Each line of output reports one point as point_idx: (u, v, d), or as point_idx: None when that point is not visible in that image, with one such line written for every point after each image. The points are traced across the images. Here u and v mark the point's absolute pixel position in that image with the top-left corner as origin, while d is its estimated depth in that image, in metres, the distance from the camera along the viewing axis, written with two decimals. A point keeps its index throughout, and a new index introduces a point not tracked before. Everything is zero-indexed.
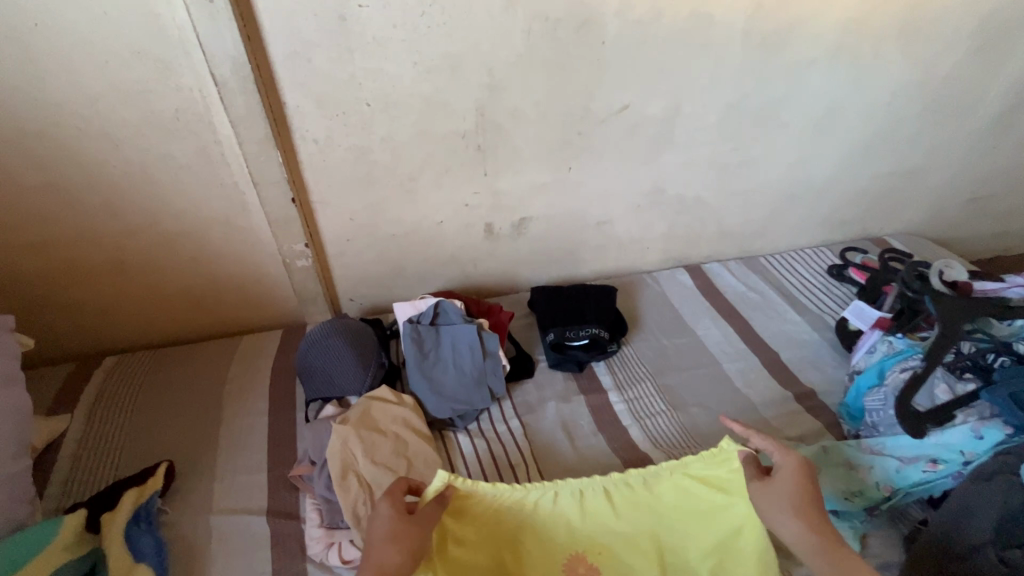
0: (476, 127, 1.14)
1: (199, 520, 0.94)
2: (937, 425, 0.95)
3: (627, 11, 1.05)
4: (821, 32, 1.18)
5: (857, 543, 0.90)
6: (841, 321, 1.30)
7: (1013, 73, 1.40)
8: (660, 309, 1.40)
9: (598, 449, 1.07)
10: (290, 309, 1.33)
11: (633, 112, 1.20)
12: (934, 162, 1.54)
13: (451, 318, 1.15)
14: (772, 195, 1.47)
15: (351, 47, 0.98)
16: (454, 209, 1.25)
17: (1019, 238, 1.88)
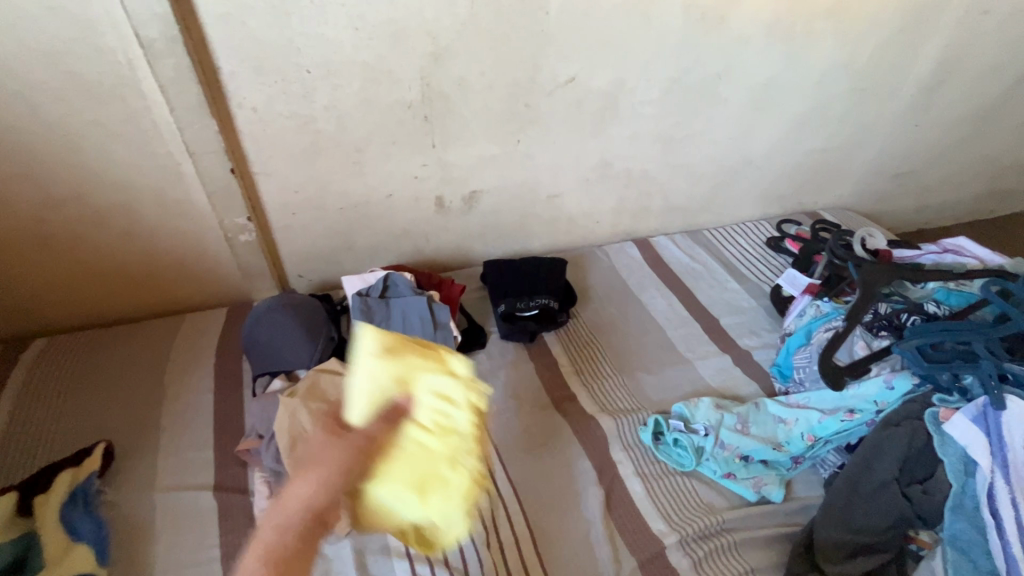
0: (422, 97, 1.13)
1: (142, 498, 0.92)
2: (854, 377, 1.03)
3: None
4: (757, 8, 1.23)
5: (782, 489, 0.97)
6: (775, 289, 1.38)
7: (933, 53, 1.49)
8: (608, 281, 1.45)
9: (546, 413, 1.10)
10: (235, 287, 1.29)
11: (578, 85, 1.22)
12: (862, 139, 1.63)
13: (401, 291, 1.14)
14: (715, 169, 1.52)
15: (287, 10, 0.95)
16: (402, 182, 1.25)
17: (937, 211, 2.02)
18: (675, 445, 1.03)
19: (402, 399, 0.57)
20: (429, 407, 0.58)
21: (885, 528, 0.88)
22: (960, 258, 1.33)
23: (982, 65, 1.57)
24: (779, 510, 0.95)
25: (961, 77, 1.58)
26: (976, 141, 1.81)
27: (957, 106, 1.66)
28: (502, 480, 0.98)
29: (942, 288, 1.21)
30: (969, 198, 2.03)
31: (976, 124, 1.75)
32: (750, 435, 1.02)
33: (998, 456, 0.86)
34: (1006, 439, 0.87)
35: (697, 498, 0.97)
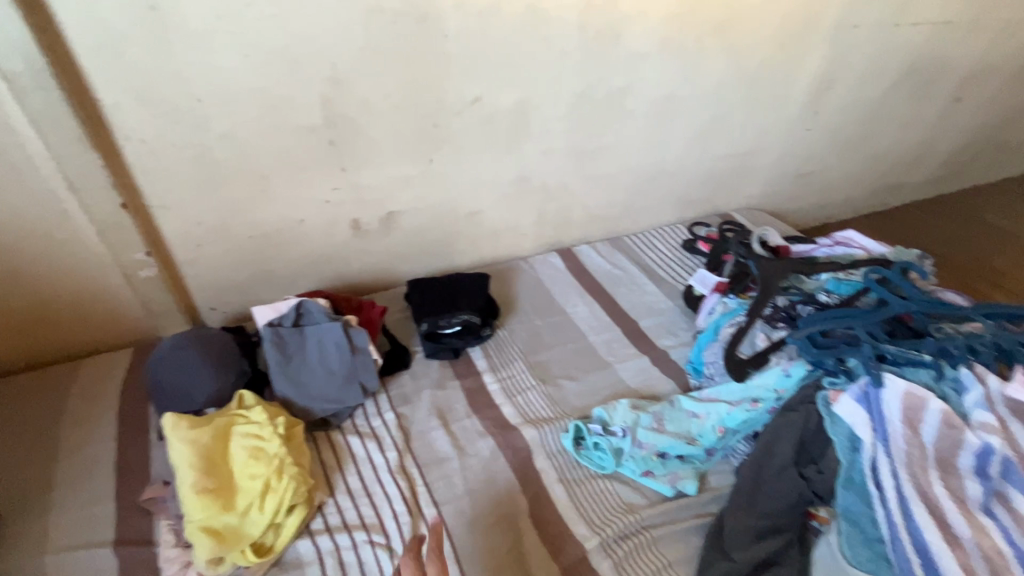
0: (326, 122, 1.12)
1: (31, 562, 0.85)
2: (755, 367, 1.12)
3: (464, 4, 1.09)
4: (649, 27, 1.30)
5: (696, 481, 1.01)
6: (688, 289, 1.45)
7: (813, 64, 1.62)
8: (533, 292, 1.48)
9: (471, 429, 1.10)
10: (140, 326, 1.23)
11: (485, 104, 1.25)
12: (761, 144, 1.75)
13: (315, 318, 1.12)
14: (628, 178, 1.59)
15: (170, 40, 0.92)
16: (315, 207, 1.23)
17: (837, 206, 2.19)
18: (596, 449, 1.06)
19: (211, 446, 0.90)
20: (248, 436, 0.93)
21: (787, 509, 0.94)
22: (849, 249, 1.44)
23: (858, 73, 1.73)
24: (694, 502, 1.00)
25: (841, 85, 1.74)
26: (863, 141, 1.98)
27: (841, 111, 1.82)
28: (425, 501, 0.98)
29: (833, 278, 1.30)
30: (863, 193, 2.21)
31: (860, 126, 1.91)
32: (665, 432, 1.06)
33: (879, 436, 0.93)
34: (886, 413, 0.95)
35: (618, 499, 1.00)
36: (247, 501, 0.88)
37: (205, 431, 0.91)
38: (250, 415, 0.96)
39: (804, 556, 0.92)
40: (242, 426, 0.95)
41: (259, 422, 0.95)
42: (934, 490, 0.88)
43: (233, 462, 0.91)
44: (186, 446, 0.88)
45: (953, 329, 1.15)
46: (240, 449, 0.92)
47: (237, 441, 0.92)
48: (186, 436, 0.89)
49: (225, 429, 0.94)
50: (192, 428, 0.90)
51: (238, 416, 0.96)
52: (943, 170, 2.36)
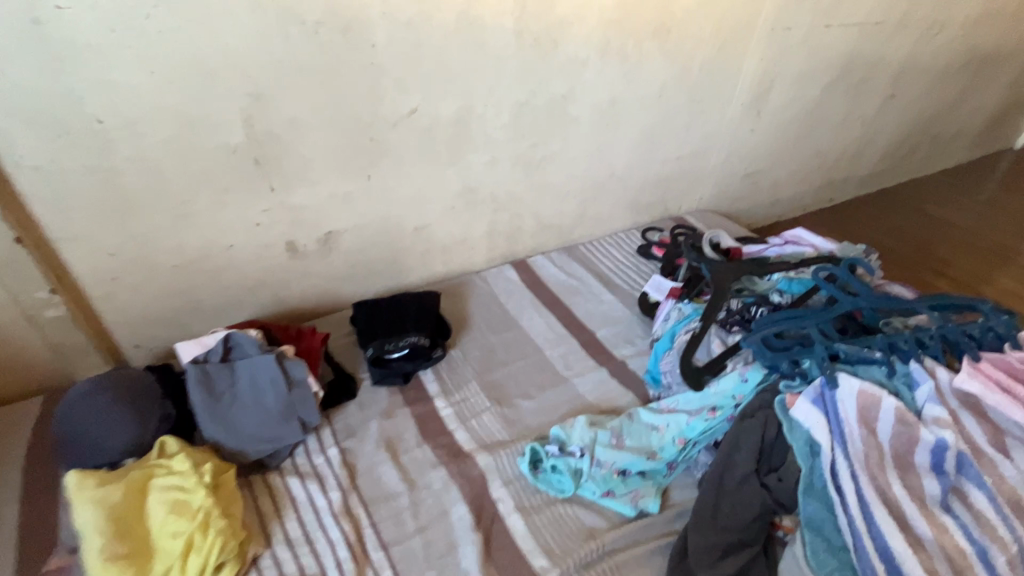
0: (249, 140, 1.04)
1: None
2: (713, 375, 1.08)
3: (392, 12, 1.03)
4: (587, 32, 1.28)
5: (658, 498, 0.98)
6: (643, 296, 1.42)
7: (753, 67, 1.64)
8: (487, 307, 1.42)
9: (422, 460, 1.04)
10: (52, 370, 1.11)
11: (423, 116, 1.19)
12: (709, 146, 1.76)
13: (247, 351, 1.04)
14: (579, 185, 1.56)
15: (60, 56, 0.84)
16: (243, 231, 1.14)
17: (787, 204, 2.22)
18: (554, 471, 1.01)
19: (124, 504, 0.81)
20: (168, 490, 0.84)
21: (750, 521, 0.91)
22: (799, 247, 1.45)
23: (797, 73, 1.76)
24: (658, 520, 0.96)
25: (782, 86, 1.76)
26: (806, 140, 2.02)
27: (783, 112, 1.85)
28: (372, 544, 0.91)
29: (785, 277, 1.29)
30: (811, 190, 2.26)
31: (803, 125, 1.95)
32: (625, 448, 1.03)
33: (836, 439, 0.91)
34: (842, 413, 0.93)
35: (579, 523, 0.95)
36: (166, 564, 0.79)
37: (117, 489, 0.81)
38: (172, 465, 0.87)
39: (771, 567, 0.92)
40: (162, 478, 0.85)
41: (182, 473, 0.85)
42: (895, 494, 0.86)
43: (152, 520, 0.82)
44: (94, 508, 0.79)
45: (902, 323, 1.15)
46: (159, 505, 0.83)
47: (155, 497, 0.83)
48: (95, 497, 0.80)
49: (142, 482, 0.84)
50: (101, 487, 0.81)
51: (159, 466, 0.87)
52: (883, 164, 2.44)
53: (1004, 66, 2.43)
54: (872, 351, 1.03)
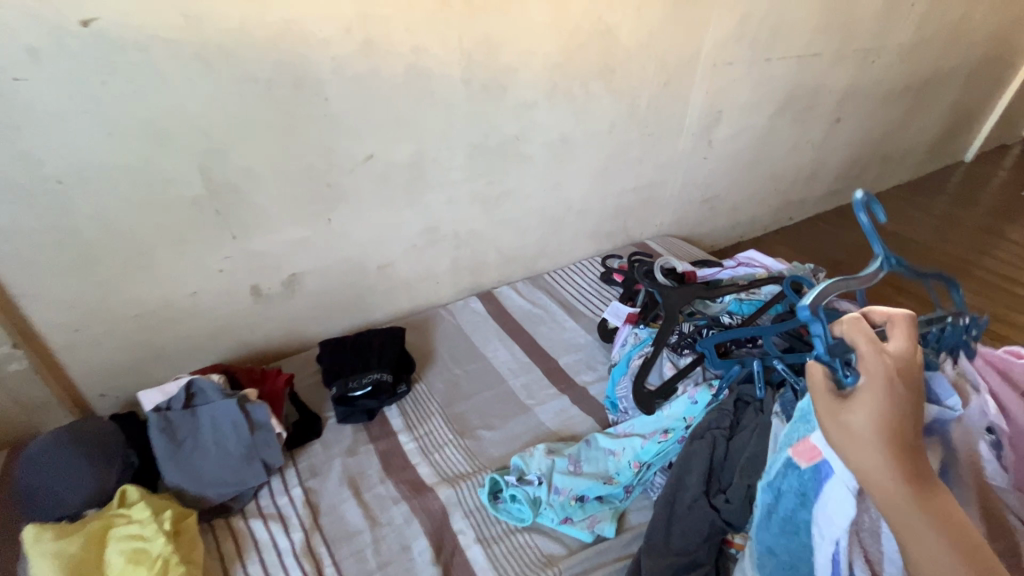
0: (209, 192, 1.09)
1: None
2: (664, 399, 1.12)
3: (343, 67, 1.10)
4: (534, 77, 1.35)
5: (615, 523, 1.01)
6: (603, 322, 1.48)
7: (699, 100, 1.74)
8: (452, 340, 1.46)
9: (385, 496, 1.06)
10: (14, 425, 1.12)
11: (379, 161, 1.25)
12: (664, 174, 1.84)
13: (208, 396, 1.06)
14: (539, 217, 1.62)
15: (19, 124, 0.88)
16: (206, 278, 1.18)
17: (747, 224, 2.31)
18: (514, 501, 1.04)
19: (82, 556, 0.83)
20: (128, 539, 0.86)
21: (702, 542, 0.93)
22: (750, 269, 1.51)
23: (742, 104, 1.86)
24: (614, 545, 0.99)
25: (729, 115, 1.86)
26: (759, 165, 2.12)
27: (734, 139, 1.94)
28: None
29: (735, 299, 1.37)
30: (769, 211, 2.36)
31: (753, 151, 2.05)
32: (583, 474, 1.06)
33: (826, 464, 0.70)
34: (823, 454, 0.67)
35: (538, 551, 0.98)
36: None
37: (75, 540, 0.83)
38: (132, 513, 0.89)
39: None
40: (121, 528, 0.87)
41: (142, 521, 0.87)
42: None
43: (110, 570, 0.84)
44: (51, 559, 0.80)
45: None
46: (118, 554, 0.84)
47: (114, 547, 0.85)
48: (51, 548, 0.81)
49: (101, 533, 0.86)
50: (58, 539, 0.83)
51: (119, 516, 0.89)
52: (837, 183, 2.56)
53: (943, 88, 2.57)
54: None
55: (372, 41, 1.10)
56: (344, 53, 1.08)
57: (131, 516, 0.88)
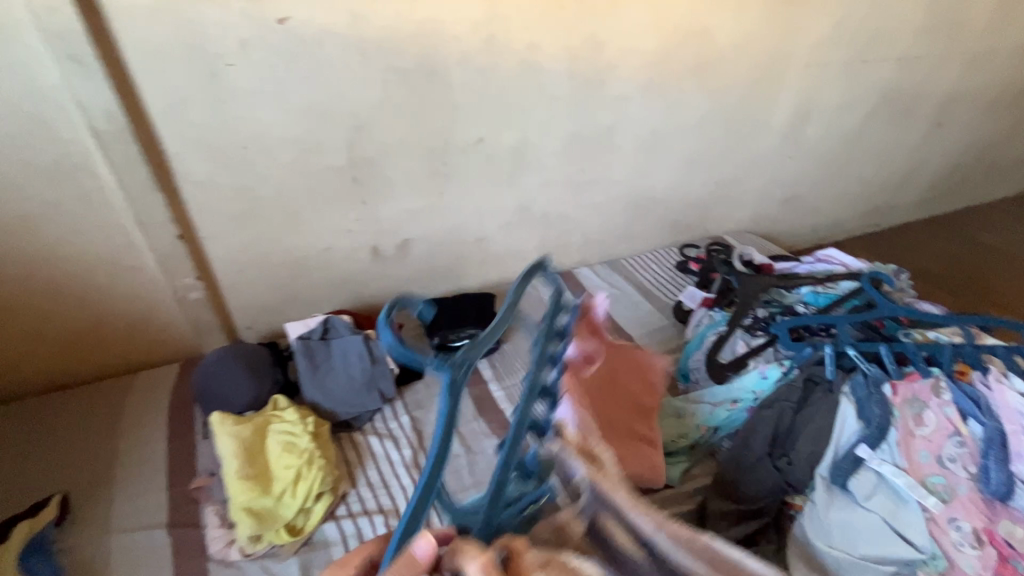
0: (350, 162, 1.30)
1: (100, 541, 0.99)
2: (735, 371, 1.25)
3: (468, 60, 1.27)
4: (632, 73, 1.47)
5: (681, 474, 1.12)
6: (678, 304, 1.57)
7: (788, 100, 1.78)
8: (535, 309, 1.61)
9: (478, 431, 1.23)
10: (186, 344, 1.39)
11: (488, 144, 1.42)
12: (746, 171, 1.89)
13: (340, 332, 1.28)
14: (622, 205, 1.74)
15: (225, 99, 1.11)
16: (339, 236, 1.39)
17: (828, 227, 2.29)
18: None
19: (250, 441, 1.04)
20: (283, 434, 1.07)
21: (761, 496, 1.04)
22: (829, 265, 1.56)
23: (833, 105, 1.88)
24: (679, 493, 1.10)
25: (818, 116, 1.88)
26: (846, 167, 2.11)
27: (821, 140, 1.96)
28: None
29: (812, 291, 1.43)
30: (853, 215, 2.32)
31: (842, 153, 2.05)
32: None
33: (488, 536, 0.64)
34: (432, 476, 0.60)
35: None
36: (282, 488, 1.01)
37: (246, 428, 1.05)
38: (284, 415, 1.10)
39: (780, 537, 1.03)
40: (276, 425, 1.08)
41: (293, 421, 1.09)
42: (893, 463, 1.01)
43: (269, 455, 1.05)
44: (230, 439, 1.03)
45: (921, 333, 1.27)
46: (276, 444, 1.05)
47: (273, 438, 1.06)
48: (229, 432, 1.03)
49: (262, 427, 1.08)
50: (233, 426, 1.05)
51: (274, 416, 1.10)
52: (931, 192, 2.47)
53: None
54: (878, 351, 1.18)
55: (495, 38, 1.27)
56: (471, 48, 1.26)
57: (284, 416, 1.10)
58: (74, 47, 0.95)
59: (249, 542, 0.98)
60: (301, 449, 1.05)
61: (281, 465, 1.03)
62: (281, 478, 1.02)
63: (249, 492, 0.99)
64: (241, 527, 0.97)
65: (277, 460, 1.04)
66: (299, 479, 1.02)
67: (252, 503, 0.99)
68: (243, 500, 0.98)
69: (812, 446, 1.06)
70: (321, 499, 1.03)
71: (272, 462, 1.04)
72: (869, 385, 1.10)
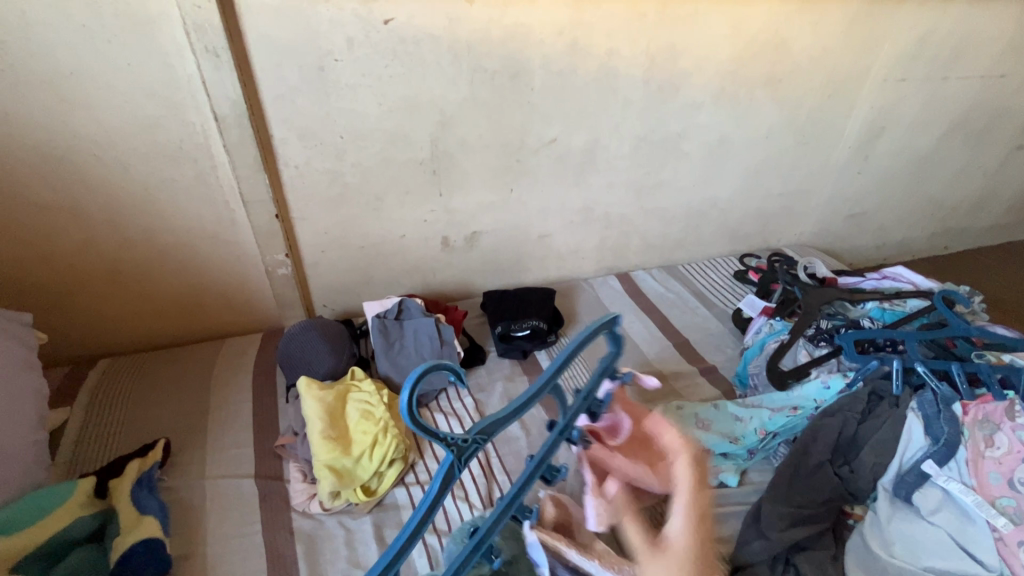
0: (432, 155, 1.38)
1: (196, 484, 1.09)
2: (797, 380, 1.28)
3: (550, 64, 1.33)
4: (705, 81, 1.50)
5: (737, 475, 1.14)
6: (736, 312, 1.58)
7: (861, 114, 1.76)
8: (592, 307, 1.65)
9: (537, 417, 1.27)
10: (268, 315, 1.50)
11: (560, 144, 1.48)
12: (812, 184, 1.88)
13: (412, 314, 1.37)
14: (684, 211, 1.76)
15: (328, 91, 1.21)
16: (414, 224, 1.48)
17: (893, 247, 2.24)
18: None
19: (332, 407, 1.14)
20: (361, 402, 1.16)
21: (821, 502, 1.04)
22: (897, 283, 1.54)
23: (908, 121, 1.84)
24: (735, 492, 1.12)
25: (892, 132, 1.85)
26: (918, 185, 2.06)
27: (893, 156, 1.92)
28: (498, 469, 1.16)
29: (878, 306, 1.44)
30: (921, 236, 2.25)
31: (913, 170, 2.00)
32: (711, 431, 1.20)
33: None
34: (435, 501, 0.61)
35: None
36: (361, 450, 1.09)
37: (329, 395, 1.15)
38: (361, 387, 1.20)
39: (837, 545, 1.01)
40: (355, 395, 1.18)
41: (371, 391, 1.18)
42: (960, 481, 1.00)
43: (349, 420, 1.14)
44: (316, 401, 1.12)
45: (996, 356, 1.24)
46: (355, 411, 1.15)
47: (352, 406, 1.16)
48: (314, 396, 1.13)
49: (342, 395, 1.17)
50: (318, 392, 1.15)
51: (352, 387, 1.20)
52: (1008, 216, 2.37)
53: None
54: (949, 369, 1.19)
55: (577, 43, 1.32)
56: (554, 51, 1.32)
57: (362, 388, 1.19)
58: (209, 40, 1.07)
59: (329, 497, 1.05)
60: (378, 418, 1.14)
61: (360, 430, 1.12)
62: (360, 442, 1.11)
63: (332, 451, 1.07)
64: (323, 482, 1.05)
65: (356, 426, 1.13)
66: (376, 443, 1.10)
67: (334, 462, 1.07)
68: (326, 458, 1.06)
69: (875, 457, 1.07)
70: (394, 464, 1.11)
71: (352, 427, 1.13)
72: (937, 402, 1.10)
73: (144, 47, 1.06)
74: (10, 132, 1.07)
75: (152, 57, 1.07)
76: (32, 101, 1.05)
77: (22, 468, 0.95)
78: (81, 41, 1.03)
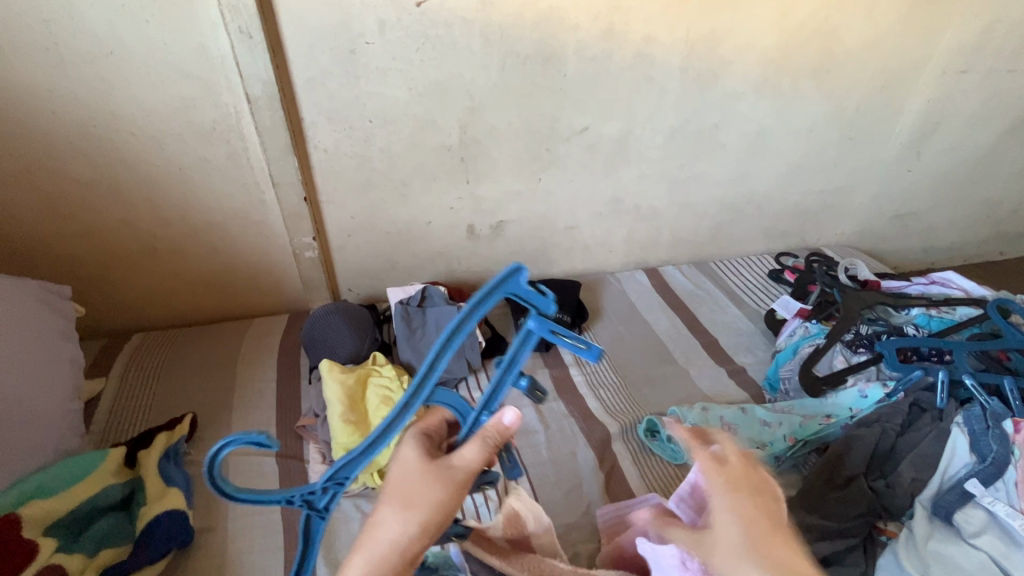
0: (460, 142, 1.36)
1: (219, 460, 1.12)
2: (831, 388, 1.24)
3: (584, 49, 1.29)
4: (747, 69, 1.43)
5: None
6: (769, 312, 1.52)
7: (916, 106, 1.65)
8: (618, 302, 1.61)
9: (557, 410, 1.25)
10: (294, 298, 1.52)
11: (591, 133, 1.44)
12: (858, 180, 1.78)
13: (435, 302, 1.35)
14: (718, 207, 1.70)
15: (358, 74, 1.20)
16: (440, 211, 1.46)
17: (943, 250, 2.11)
18: (669, 441, 1.15)
19: (353, 390, 1.15)
20: (381, 387, 1.16)
21: (856, 517, 0.97)
22: (946, 289, 1.45)
23: (968, 116, 1.72)
24: None
25: (948, 127, 1.74)
26: (973, 185, 1.93)
27: (948, 153, 1.80)
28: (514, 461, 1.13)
29: (923, 313, 1.36)
30: (974, 239, 2.12)
31: (970, 169, 1.87)
32: (737, 435, 1.15)
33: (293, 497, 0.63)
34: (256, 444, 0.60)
35: None
36: None
37: (349, 377, 1.16)
38: (381, 371, 1.20)
39: (868, 562, 0.95)
40: (375, 379, 1.18)
41: (390, 376, 1.18)
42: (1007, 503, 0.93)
43: (368, 404, 1.14)
44: (336, 384, 1.13)
45: None
46: (375, 395, 1.15)
47: (372, 390, 1.16)
48: (335, 378, 1.14)
49: (362, 378, 1.18)
50: (338, 374, 1.15)
51: (373, 371, 1.21)
52: None
53: None
54: (999, 382, 1.12)
55: (613, 28, 1.28)
56: (588, 36, 1.28)
57: (383, 372, 1.20)
58: (243, 20, 1.07)
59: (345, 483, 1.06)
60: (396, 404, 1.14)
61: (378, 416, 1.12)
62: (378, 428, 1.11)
63: (349, 436, 1.08)
64: None
65: (375, 411, 1.13)
66: None
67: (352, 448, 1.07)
68: (343, 443, 1.07)
69: (914, 472, 1.01)
70: None
71: (371, 412, 1.13)
72: (985, 418, 1.04)
73: (180, 28, 1.07)
74: (52, 108, 1.10)
75: (188, 37, 1.08)
76: (73, 79, 1.08)
77: (55, 436, 0.99)
78: (120, 21, 1.04)
